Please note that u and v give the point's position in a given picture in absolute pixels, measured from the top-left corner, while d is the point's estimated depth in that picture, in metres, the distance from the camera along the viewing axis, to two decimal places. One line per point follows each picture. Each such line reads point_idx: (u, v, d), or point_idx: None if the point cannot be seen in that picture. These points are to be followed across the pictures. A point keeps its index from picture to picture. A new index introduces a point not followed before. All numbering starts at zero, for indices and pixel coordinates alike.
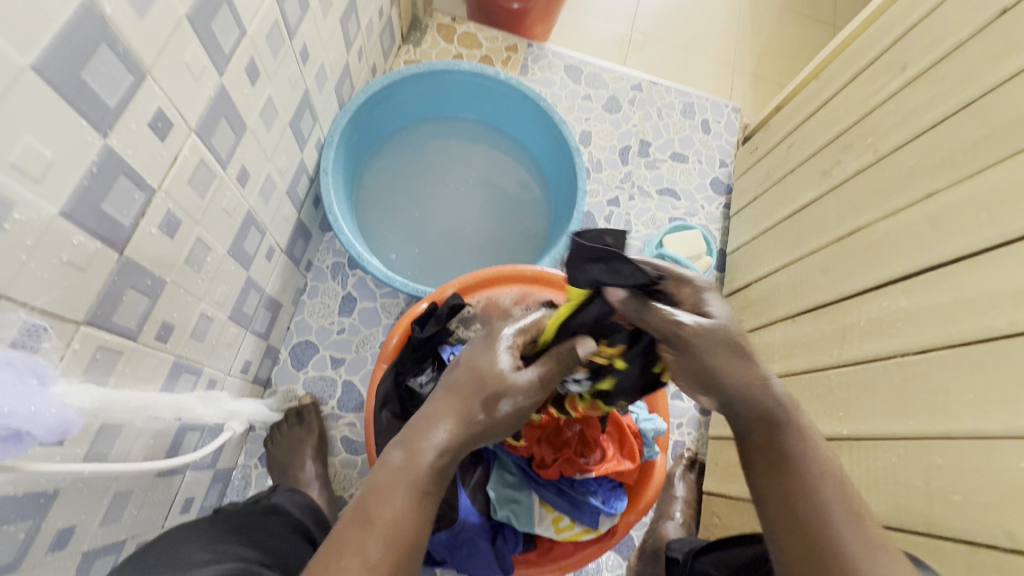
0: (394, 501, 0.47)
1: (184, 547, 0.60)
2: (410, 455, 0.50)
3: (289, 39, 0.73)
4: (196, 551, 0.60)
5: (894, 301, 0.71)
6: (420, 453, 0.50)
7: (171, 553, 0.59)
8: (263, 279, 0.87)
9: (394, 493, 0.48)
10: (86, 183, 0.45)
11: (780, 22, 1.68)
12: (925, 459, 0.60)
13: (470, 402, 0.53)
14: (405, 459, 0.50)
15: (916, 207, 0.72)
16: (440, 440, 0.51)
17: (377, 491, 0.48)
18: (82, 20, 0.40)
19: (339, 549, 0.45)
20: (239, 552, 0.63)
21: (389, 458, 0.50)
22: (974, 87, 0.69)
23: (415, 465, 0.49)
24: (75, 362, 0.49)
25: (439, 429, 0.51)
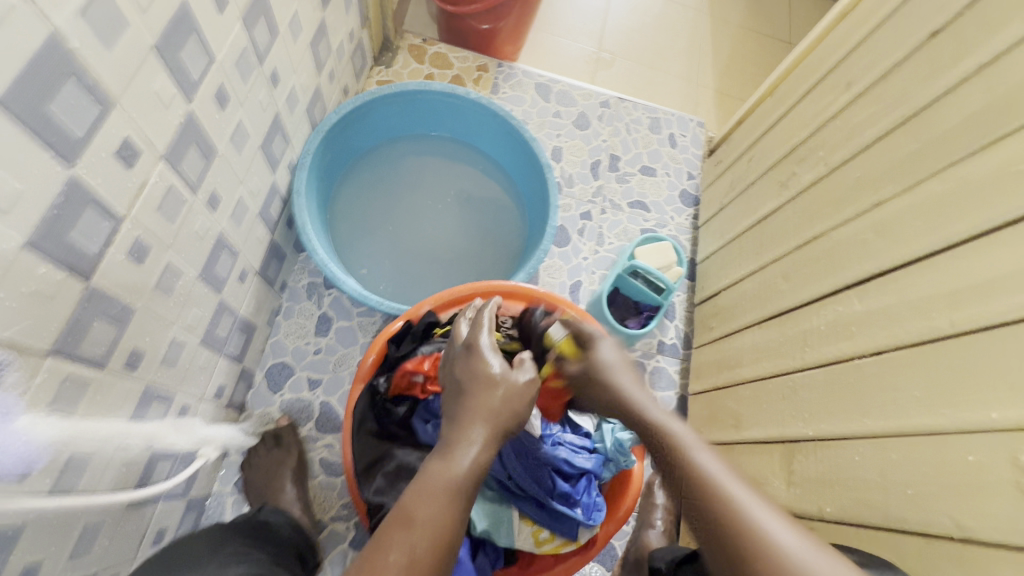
0: (424, 513, 0.47)
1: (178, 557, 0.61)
2: (438, 486, 0.48)
3: (258, 63, 0.74)
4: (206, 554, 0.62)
5: (849, 305, 0.74)
6: (450, 479, 0.49)
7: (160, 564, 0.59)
8: (236, 301, 0.87)
9: (434, 497, 0.48)
10: (53, 214, 0.45)
11: (739, 38, 1.75)
12: (882, 455, 0.63)
13: (491, 430, 0.53)
14: (439, 502, 0.48)
15: (865, 216, 0.76)
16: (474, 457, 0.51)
17: (413, 503, 0.47)
18: (48, 54, 0.41)
19: (382, 545, 0.45)
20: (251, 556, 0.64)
21: (427, 468, 0.50)
22: (910, 102, 0.74)
23: (448, 488, 0.48)
24: (41, 393, 0.49)
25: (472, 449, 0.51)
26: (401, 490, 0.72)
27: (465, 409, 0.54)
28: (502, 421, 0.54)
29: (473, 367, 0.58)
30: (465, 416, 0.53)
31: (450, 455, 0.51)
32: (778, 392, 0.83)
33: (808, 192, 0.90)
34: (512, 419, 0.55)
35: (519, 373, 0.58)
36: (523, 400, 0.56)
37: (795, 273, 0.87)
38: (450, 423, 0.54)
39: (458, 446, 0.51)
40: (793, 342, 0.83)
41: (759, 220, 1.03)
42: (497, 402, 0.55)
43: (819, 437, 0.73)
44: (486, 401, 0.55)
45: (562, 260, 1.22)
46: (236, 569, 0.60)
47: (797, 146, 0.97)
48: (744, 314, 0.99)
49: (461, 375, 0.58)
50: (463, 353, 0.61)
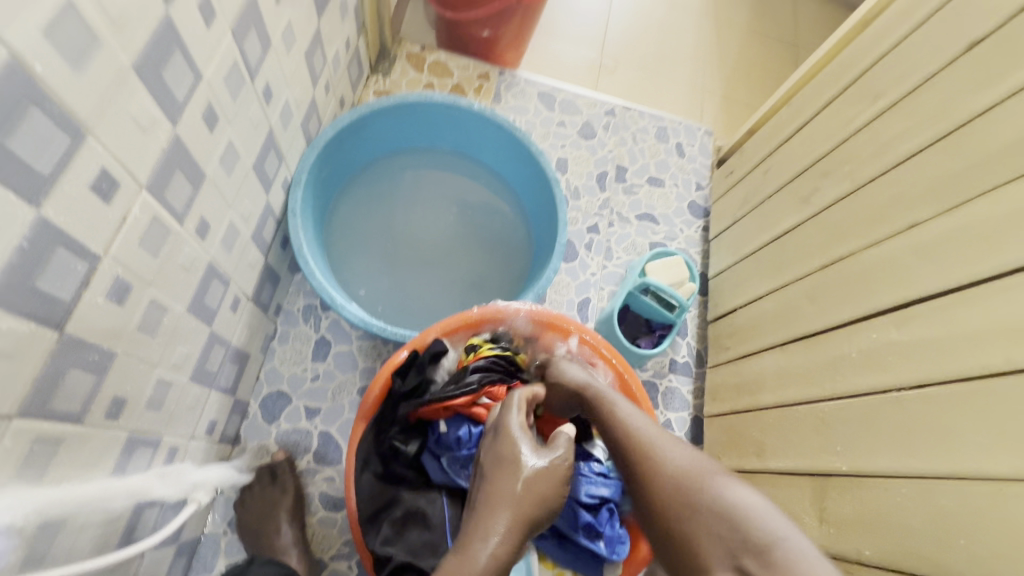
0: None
1: None
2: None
3: (250, 79, 0.69)
4: None
5: (885, 332, 0.70)
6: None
7: None
8: (228, 331, 0.81)
9: None
10: (16, 260, 0.40)
11: (744, 44, 1.72)
12: (930, 499, 0.59)
13: (508, 522, 0.51)
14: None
15: (899, 237, 0.72)
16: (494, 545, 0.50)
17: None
18: (5, 82, 0.35)
19: None
20: None
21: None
22: (947, 117, 0.70)
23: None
24: (4, 462, 0.43)
25: (493, 537, 0.50)
26: (410, 540, 0.69)
27: (484, 496, 0.54)
28: (524, 512, 0.53)
29: (499, 453, 0.58)
30: (485, 508, 0.53)
31: (473, 553, 0.49)
32: (805, 422, 0.79)
33: (832, 209, 0.85)
34: (531, 506, 0.54)
35: (541, 454, 0.58)
36: (542, 483, 0.55)
37: (821, 294, 0.83)
38: (471, 519, 0.53)
39: (478, 543, 0.49)
40: (821, 369, 0.79)
41: (778, 236, 0.98)
42: (518, 487, 0.54)
43: (855, 473, 0.69)
44: (504, 483, 0.55)
45: (570, 276, 1.17)
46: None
47: (818, 159, 0.92)
48: (764, 335, 0.95)
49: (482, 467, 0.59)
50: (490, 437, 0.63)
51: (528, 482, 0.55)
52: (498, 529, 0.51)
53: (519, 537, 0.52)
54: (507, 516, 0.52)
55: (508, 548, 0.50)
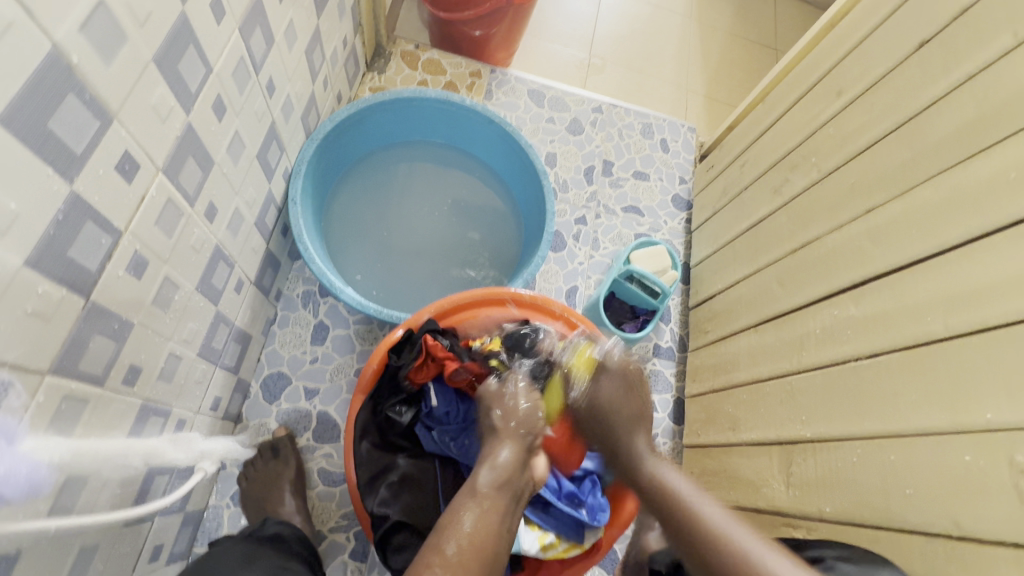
0: (466, 518, 0.62)
1: None
2: (474, 498, 0.64)
3: (255, 73, 0.73)
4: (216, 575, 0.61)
5: (845, 309, 0.76)
6: (481, 486, 0.66)
7: None
8: (232, 312, 0.86)
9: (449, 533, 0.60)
10: (52, 231, 0.44)
11: (727, 45, 1.78)
12: (881, 457, 0.65)
13: (513, 446, 0.71)
14: (474, 511, 0.63)
15: (858, 221, 0.78)
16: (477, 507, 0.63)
17: (453, 515, 0.63)
18: (48, 70, 0.40)
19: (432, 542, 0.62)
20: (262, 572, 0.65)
21: (462, 493, 0.66)
22: (901, 111, 0.76)
23: (481, 496, 0.65)
24: (39, 415, 0.47)
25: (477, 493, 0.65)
26: (405, 501, 0.75)
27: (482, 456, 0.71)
28: (522, 445, 0.72)
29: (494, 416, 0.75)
30: (494, 437, 0.73)
31: (484, 464, 0.69)
32: (775, 395, 0.85)
33: (801, 198, 0.91)
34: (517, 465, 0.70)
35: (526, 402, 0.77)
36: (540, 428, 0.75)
37: (790, 277, 0.89)
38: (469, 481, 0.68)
39: (490, 458, 0.69)
40: (789, 346, 0.85)
41: (752, 226, 1.04)
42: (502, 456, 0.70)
43: (817, 439, 0.74)
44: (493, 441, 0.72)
45: (558, 265, 1.22)
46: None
47: (789, 152, 0.98)
48: (739, 318, 1.01)
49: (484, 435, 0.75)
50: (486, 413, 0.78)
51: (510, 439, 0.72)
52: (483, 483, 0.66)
53: (522, 460, 0.71)
54: (511, 445, 0.71)
55: (512, 466, 0.69)
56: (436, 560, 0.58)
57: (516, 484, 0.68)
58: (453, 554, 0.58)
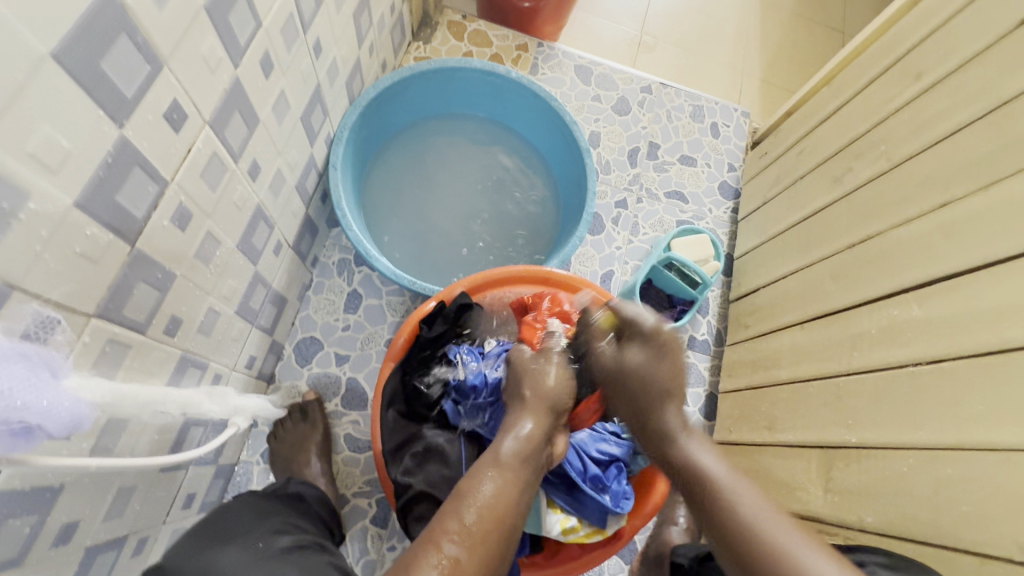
0: (485, 487, 0.56)
1: (236, 518, 0.63)
2: (482, 479, 0.57)
3: (303, 32, 0.72)
4: (252, 521, 0.63)
5: (906, 310, 0.71)
6: (504, 455, 0.60)
7: (222, 522, 0.62)
8: (270, 274, 0.87)
9: (464, 506, 0.54)
10: (101, 174, 0.45)
11: (790, 26, 1.68)
12: (935, 470, 0.61)
13: (536, 421, 0.65)
14: (496, 477, 0.58)
15: (931, 215, 0.72)
16: (491, 486, 0.56)
17: (472, 480, 0.57)
18: (103, 9, 0.40)
19: (442, 518, 0.54)
20: (292, 523, 0.68)
21: (462, 490, 0.56)
22: (991, 96, 0.69)
23: (501, 466, 0.59)
24: (85, 354, 0.49)
25: (488, 480, 0.57)
26: (430, 472, 0.74)
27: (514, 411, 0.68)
28: (536, 445, 0.63)
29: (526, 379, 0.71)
30: (518, 406, 0.68)
31: (509, 431, 0.64)
32: (819, 397, 0.80)
33: (865, 189, 0.85)
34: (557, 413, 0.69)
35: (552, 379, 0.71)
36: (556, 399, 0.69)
37: (845, 273, 0.84)
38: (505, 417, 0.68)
39: (514, 428, 0.64)
40: (840, 345, 0.80)
41: (807, 217, 0.98)
42: (529, 428, 0.65)
43: (863, 445, 0.70)
44: (536, 403, 0.68)
45: (595, 248, 1.19)
46: (285, 539, 0.62)
47: (854, 140, 0.92)
48: (785, 313, 0.95)
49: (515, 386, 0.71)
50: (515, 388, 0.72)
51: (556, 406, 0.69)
52: (490, 477, 0.57)
53: (544, 433, 0.66)
54: (535, 405, 0.67)
55: (535, 434, 0.64)
56: (453, 529, 0.52)
57: (534, 460, 0.62)
58: (472, 523, 0.53)
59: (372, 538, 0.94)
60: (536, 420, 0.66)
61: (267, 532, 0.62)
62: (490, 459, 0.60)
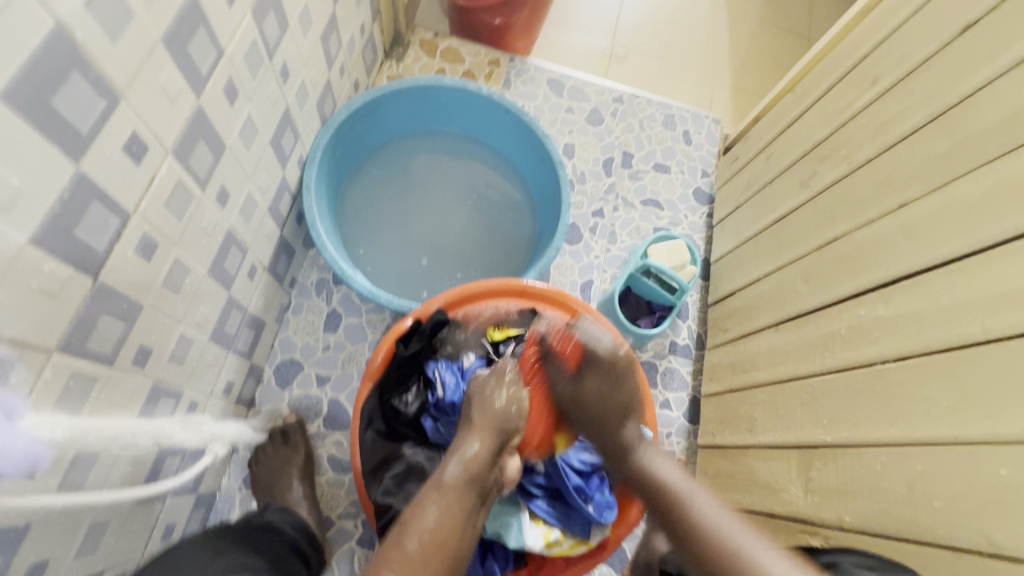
0: (429, 511, 0.58)
1: (189, 560, 0.62)
2: (436, 491, 0.61)
3: (268, 58, 0.73)
4: (204, 563, 0.62)
5: (873, 309, 0.72)
6: (448, 479, 0.63)
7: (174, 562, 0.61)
8: (245, 297, 0.86)
9: (408, 536, 0.56)
10: (57, 209, 0.44)
11: (757, 34, 1.72)
12: (906, 464, 0.62)
13: (485, 438, 0.68)
14: (440, 503, 0.60)
15: (893, 214, 0.74)
16: (434, 512, 0.59)
17: (418, 508, 0.59)
18: (53, 48, 0.40)
19: (388, 543, 0.56)
20: (246, 560, 0.66)
21: (408, 513, 0.59)
22: (940, 99, 0.72)
23: (447, 489, 0.62)
24: (48, 390, 0.48)
25: (432, 506, 0.59)
26: (410, 491, 0.74)
27: (465, 430, 0.70)
28: (482, 467, 0.66)
29: (484, 408, 0.72)
30: (467, 427, 0.71)
31: (458, 453, 0.66)
32: (794, 398, 0.82)
33: (829, 192, 0.87)
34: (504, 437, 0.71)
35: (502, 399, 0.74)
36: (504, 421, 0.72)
37: (815, 275, 0.85)
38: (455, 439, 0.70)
39: (461, 449, 0.67)
40: (813, 346, 0.81)
41: (776, 220, 1.00)
42: (476, 449, 0.67)
43: (839, 444, 0.71)
44: (484, 425, 0.70)
45: (574, 258, 1.20)
46: None
47: (818, 144, 0.94)
48: (760, 316, 0.97)
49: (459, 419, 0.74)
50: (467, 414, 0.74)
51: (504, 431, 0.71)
52: (435, 500, 0.60)
53: (491, 452, 0.68)
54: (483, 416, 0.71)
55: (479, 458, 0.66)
56: (394, 560, 0.54)
57: (483, 475, 0.66)
58: (414, 551, 0.55)
59: (359, 560, 0.93)
60: (485, 438, 0.68)
61: (217, 571, 0.61)
62: (440, 479, 0.63)
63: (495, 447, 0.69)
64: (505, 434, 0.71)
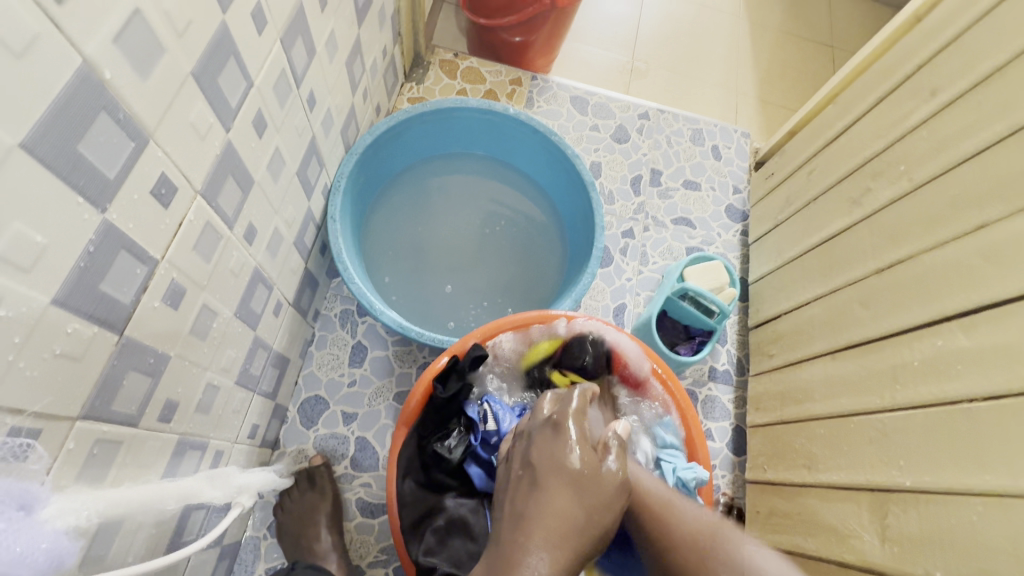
0: None
1: None
2: None
3: (296, 86, 0.69)
4: None
5: (952, 339, 0.67)
6: None
7: None
8: (270, 336, 0.82)
9: None
10: (83, 265, 0.40)
11: (779, 44, 1.68)
12: (1010, 517, 0.55)
13: (572, 541, 0.51)
14: None
15: (967, 237, 0.69)
16: None
17: None
18: (80, 90, 0.36)
19: None
20: None
21: None
22: (1015, 113, 0.67)
23: None
24: (69, 462, 0.44)
25: None
26: (453, 548, 0.69)
27: (550, 511, 0.52)
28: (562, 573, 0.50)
29: (575, 483, 0.54)
30: (552, 511, 0.52)
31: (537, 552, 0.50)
32: (862, 434, 0.75)
33: (887, 211, 0.82)
34: (596, 525, 0.53)
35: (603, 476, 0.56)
36: (599, 513, 0.53)
37: (877, 300, 0.80)
38: (533, 518, 0.52)
39: (541, 552, 0.50)
40: (880, 377, 0.75)
41: (824, 241, 0.95)
42: (558, 552, 0.50)
43: (918, 489, 0.66)
44: (572, 515, 0.52)
45: (605, 281, 1.15)
46: None
47: (869, 160, 0.89)
48: (813, 342, 0.91)
49: (539, 473, 0.56)
50: (557, 475, 0.55)
51: (595, 519, 0.53)
52: None
53: (576, 551, 0.51)
54: (576, 497, 0.53)
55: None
56: None
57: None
58: None
59: None
60: (571, 537, 0.51)
61: None
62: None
63: (582, 542, 0.52)
64: (597, 524, 0.53)
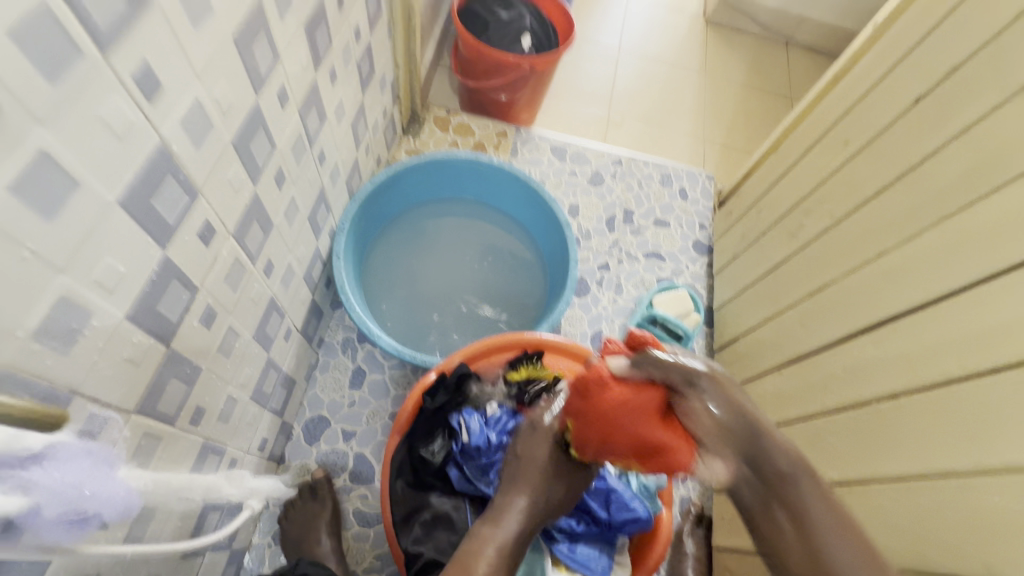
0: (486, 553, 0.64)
1: None
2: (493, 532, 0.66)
3: (309, 146, 0.84)
4: None
5: (865, 350, 0.78)
6: (507, 523, 0.68)
7: None
8: (281, 358, 0.93)
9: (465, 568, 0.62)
10: (147, 289, 0.53)
11: (741, 97, 1.86)
12: (913, 498, 0.65)
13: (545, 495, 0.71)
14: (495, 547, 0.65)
15: (875, 263, 0.81)
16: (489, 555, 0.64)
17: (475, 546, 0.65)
18: (157, 161, 0.50)
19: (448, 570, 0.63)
20: None
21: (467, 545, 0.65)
22: (905, 160, 0.81)
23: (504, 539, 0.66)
24: (125, 448, 0.55)
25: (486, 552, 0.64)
26: (439, 539, 0.79)
27: (529, 480, 0.72)
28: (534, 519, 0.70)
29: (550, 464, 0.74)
30: (530, 476, 0.72)
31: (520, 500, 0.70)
32: (802, 438, 0.85)
33: (817, 242, 0.95)
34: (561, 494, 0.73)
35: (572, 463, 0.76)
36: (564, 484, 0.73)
37: (811, 320, 0.91)
38: (516, 483, 0.72)
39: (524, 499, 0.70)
40: (815, 387, 0.86)
41: (771, 270, 1.07)
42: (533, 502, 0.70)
43: (846, 480, 0.75)
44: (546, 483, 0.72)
45: (583, 309, 1.27)
46: None
47: (803, 199, 1.03)
48: (764, 360, 1.02)
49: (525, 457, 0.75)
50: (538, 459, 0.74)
51: (562, 488, 0.73)
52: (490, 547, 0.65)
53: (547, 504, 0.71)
54: (549, 475, 0.72)
55: (528, 523, 0.69)
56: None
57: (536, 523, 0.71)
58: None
59: None
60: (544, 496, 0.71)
61: None
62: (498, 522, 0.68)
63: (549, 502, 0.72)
64: (562, 493, 0.73)
